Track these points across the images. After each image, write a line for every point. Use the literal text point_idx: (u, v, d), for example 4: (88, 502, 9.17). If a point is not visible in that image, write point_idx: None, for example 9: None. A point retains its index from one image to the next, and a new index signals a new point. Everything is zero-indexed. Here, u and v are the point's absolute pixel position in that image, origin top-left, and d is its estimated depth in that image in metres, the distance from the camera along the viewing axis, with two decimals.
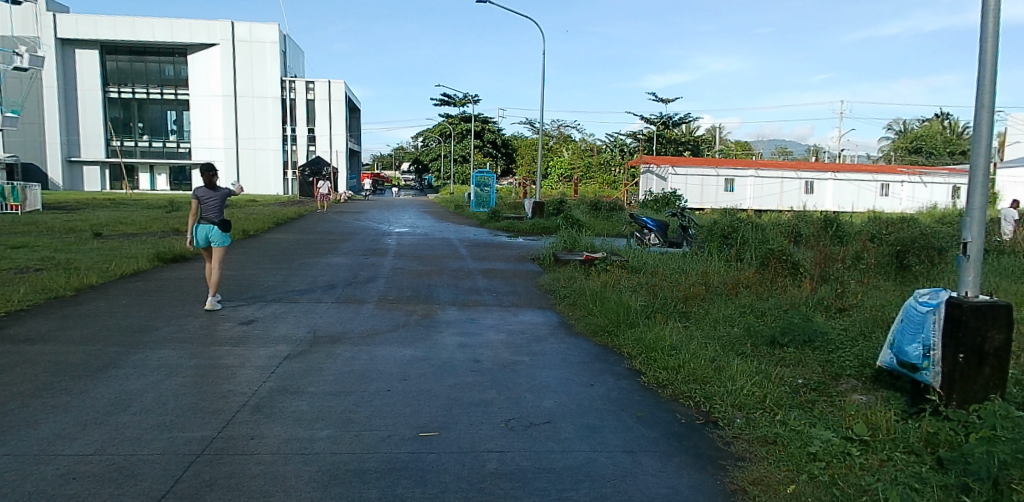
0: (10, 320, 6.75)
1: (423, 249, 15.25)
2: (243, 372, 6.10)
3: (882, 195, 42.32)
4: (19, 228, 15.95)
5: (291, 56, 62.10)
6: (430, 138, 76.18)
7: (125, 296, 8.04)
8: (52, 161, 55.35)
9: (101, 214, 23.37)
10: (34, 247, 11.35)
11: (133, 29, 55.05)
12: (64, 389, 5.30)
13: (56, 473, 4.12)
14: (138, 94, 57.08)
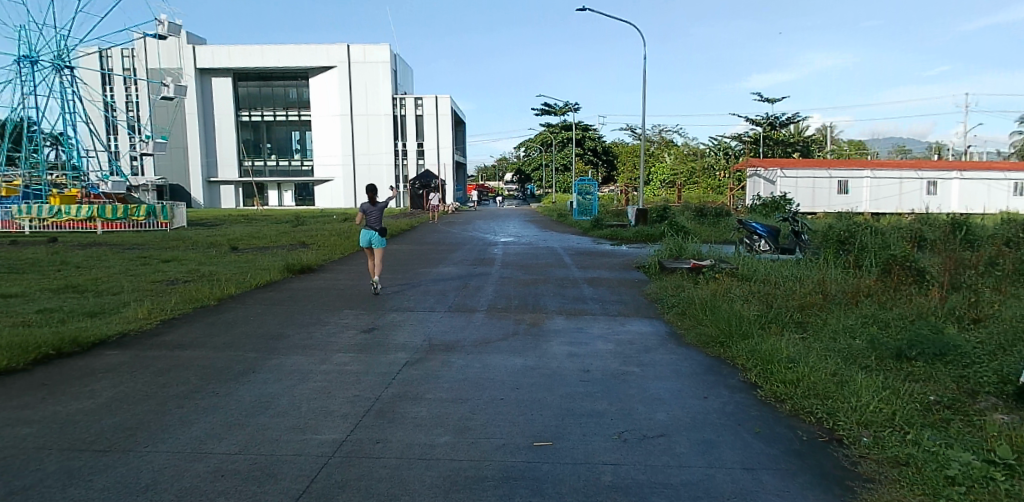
0: (164, 328, 7.41)
1: (529, 258, 15.44)
2: (366, 378, 6.39)
3: (1015, 194, 38.53)
4: (169, 243, 17.52)
5: (401, 73, 64.43)
6: (532, 148, 76.96)
7: (260, 305, 8.65)
8: (191, 181, 60.49)
9: (237, 229, 25.25)
10: (183, 259, 12.48)
11: (260, 56, 59.04)
12: (211, 391, 5.77)
13: (206, 470, 4.48)
14: (266, 117, 61.62)
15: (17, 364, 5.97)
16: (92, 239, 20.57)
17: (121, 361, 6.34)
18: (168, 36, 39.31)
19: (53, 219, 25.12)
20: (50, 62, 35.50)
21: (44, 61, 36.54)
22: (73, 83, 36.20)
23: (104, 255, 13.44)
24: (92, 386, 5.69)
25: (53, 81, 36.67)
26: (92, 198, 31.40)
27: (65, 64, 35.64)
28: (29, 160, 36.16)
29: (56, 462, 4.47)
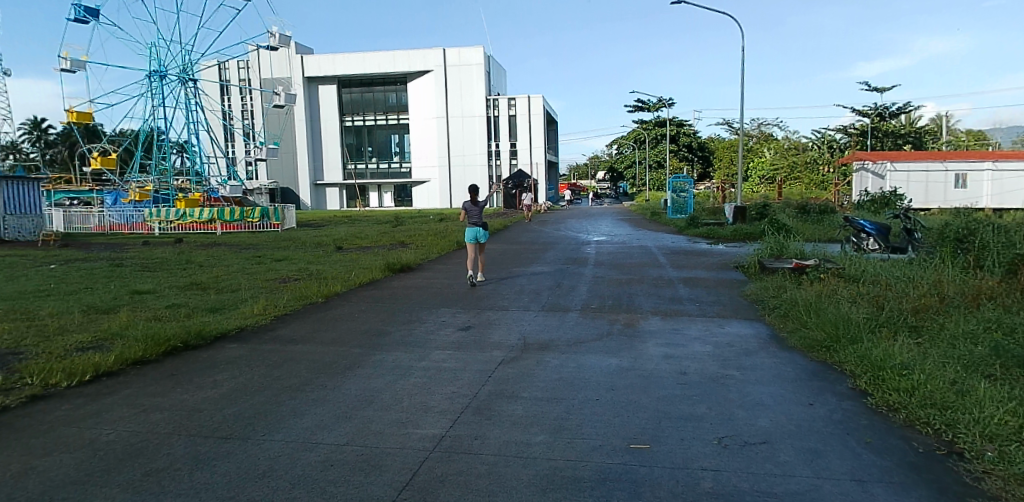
0: (277, 323, 7.88)
1: (622, 257, 15.26)
2: (464, 375, 6.53)
3: None
4: (281, 243, 18.59)
5: (495, 75, 65.39)
6: (624, 145, 76.02)
7: (363, 303, 9.02)
8: (298, 184, 63.81)
9: (341, 229, 26.43)
10: (294, 258, 13.23)
11: (362, 63, 61.61)
12: (321, 384, 6.08)
13: (317, 459, 4.73)
14: (367, 121, 64.02)
15: (151, 356, 6.54)
16: (214, 240, 22.15)
17: (240, 354, 6.78)
18: (279, 47, 41.62)
19: (179, 221, 27.17)
20: (176, 76, 38.47)
21: (171, 75, 39.67)
22: (196, 94, 39.06)
23: (223, 255, 14.45)
24: (215, 377, 6.14)
25: (179, 94, 39.70)
26: (213, 201, 33.79)
27: (189, 77, 38.52)
28: (158, 167, 39.35)
29: (186, 446, 4.85)
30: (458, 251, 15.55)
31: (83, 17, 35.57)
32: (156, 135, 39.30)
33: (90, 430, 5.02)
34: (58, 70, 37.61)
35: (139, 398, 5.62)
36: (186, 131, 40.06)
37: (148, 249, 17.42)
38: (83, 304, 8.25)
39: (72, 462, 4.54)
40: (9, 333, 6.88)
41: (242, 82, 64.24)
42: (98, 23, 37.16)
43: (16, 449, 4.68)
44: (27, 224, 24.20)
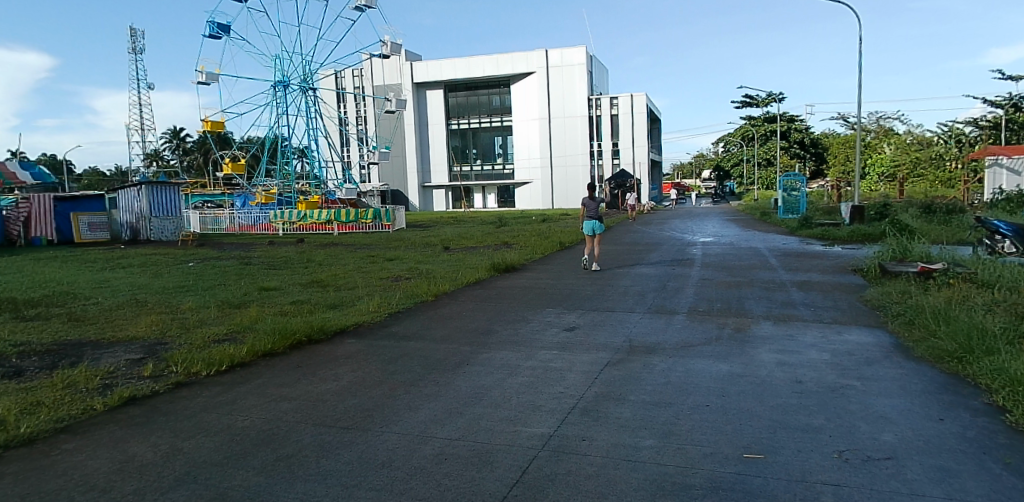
0: (391, 319, 8.22)
1: (730, 259, 14.73)
2: (571, 376, 6.52)
3: None
4: (392, 243, 19.32)
5: (597, 74, 64.96)
6: (731, 143, 73.57)
7: (471, 302, 9.22)
8: (407, 186, 66.04)
9: (450, 230, 27.11)
10: (403, 258, 13.71)
11: (467, 68, 62.95)
12: (432, 380, 6.28)
13: (432, 453, 4.88)
14: (472, 124, 65.26)
15: (279, 348, 6.98)
16: (332, 240, 23.38)
17: (357, 349, 7.11)
18: (391, 55, 43.19)
19: (299, 222, 28.79)
20: (297, 85, 40.83)
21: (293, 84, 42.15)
22: (315, 102, 41.27)
23: (339, 254, 15.24)
24: (336, 370, 6.48)
25: (300, 102, 42.11)
26: (331, 203, 35.60)
27: (309, 86, 40.77)
28: (282, 172, 41.83)
29: (311, 435, 5.14)
30: (562, 251, 15.57)
31: (217, 33, 38.45)
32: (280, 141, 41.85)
33: (228, 416, 5.43)
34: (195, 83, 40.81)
35: (268, 387, 6.02)
36: (306, 137, 42.42)
37: (276, 248, 18.63)
38: (219, 299, 8.94)
39: (211, 445, 4.93)
40: (156, 325, 7.57)
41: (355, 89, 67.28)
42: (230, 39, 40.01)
43: (165, 431, 5.13)
44: (169, 225, 26.44)
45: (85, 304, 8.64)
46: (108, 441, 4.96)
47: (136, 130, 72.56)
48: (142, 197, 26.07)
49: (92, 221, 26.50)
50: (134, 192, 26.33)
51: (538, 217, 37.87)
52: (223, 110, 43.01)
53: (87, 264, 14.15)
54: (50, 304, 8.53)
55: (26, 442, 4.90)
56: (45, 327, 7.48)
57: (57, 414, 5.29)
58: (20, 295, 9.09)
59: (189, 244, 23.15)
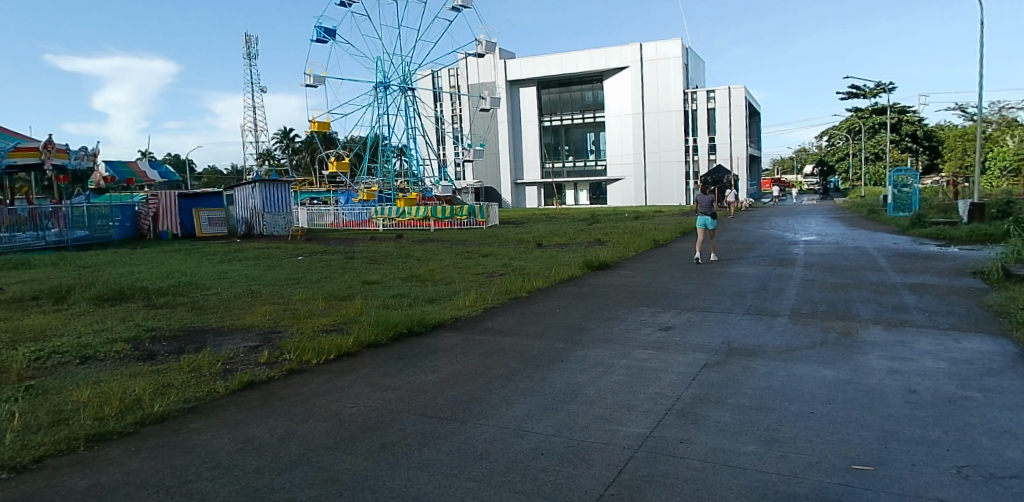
0: (486, 315, 8.36)
1: (836, 259, 14.02)
2: (667, 377, 6.41)
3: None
4: (486, 239, 19.60)
5: (693, 66, 63.29)
6: (836, 137, 69.87)
7: (564, 299, 9.25)
8: (500, 183, 66.78)
9: (545, 227, 27.20)
10: (497, 254, 13.93)
11: (561, 64, 62.96)
12: (528, 375, 6.35)
13: (528, 448, 4.94)
14: (565, 120, 65.13)
15: (382, 340, 7.27)
16: (430, 236, 24.01)
17: (455, 343, 7.28)
18: (486, 54, 43.76)
19: (398, 218, 29.77)
20: (397, 86, 42.16)
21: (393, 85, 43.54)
22: (414, 102, 42.47)
23: (436, 250, 15.65)
24: (435, 362, 6.68)
25: (400, 102, 43.50)
26: (428, 200, 36.56)
27: (408, 86, 42.00)
28: (382, 170, 43.31)
29: (413, 424, 5.33)
30: (657, 249, 15.29)
31: (324, 37, 40.27)
32: (381, 140, 43.36)
33: (335, 402, 5.72)
34: (303, 86, 42.89)
35: (373, 377, 6.28)
36: (405, 136, 43.73)
37: (379, 243, 19.33)
38: (325, 291, 9.39)
39: (321, 430, 5.21)
40: (270, 314, 8.05)
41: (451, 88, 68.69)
42: (335, 43, 41.77)
43: (279, 415, 5.47)
44: (280, 220, 28.07)
45: (206, 293, 9.31)
46: (229, 422, 5.34)
47: (249, 131, 77.19)
48: (257, 194, 27.93)
49: (212, 216, 28.60)
50: (248, 190, 28.24)
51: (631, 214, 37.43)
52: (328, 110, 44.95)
53: (209, 257, 15.21)
54: (177, 293, 9.25)
55: (159, 420, 5.36)
56: (174, 314, 8.11)
57: (185, 396, 5.75)
58: (151, 285, 9.89)
59: (299, 239, 24.40)
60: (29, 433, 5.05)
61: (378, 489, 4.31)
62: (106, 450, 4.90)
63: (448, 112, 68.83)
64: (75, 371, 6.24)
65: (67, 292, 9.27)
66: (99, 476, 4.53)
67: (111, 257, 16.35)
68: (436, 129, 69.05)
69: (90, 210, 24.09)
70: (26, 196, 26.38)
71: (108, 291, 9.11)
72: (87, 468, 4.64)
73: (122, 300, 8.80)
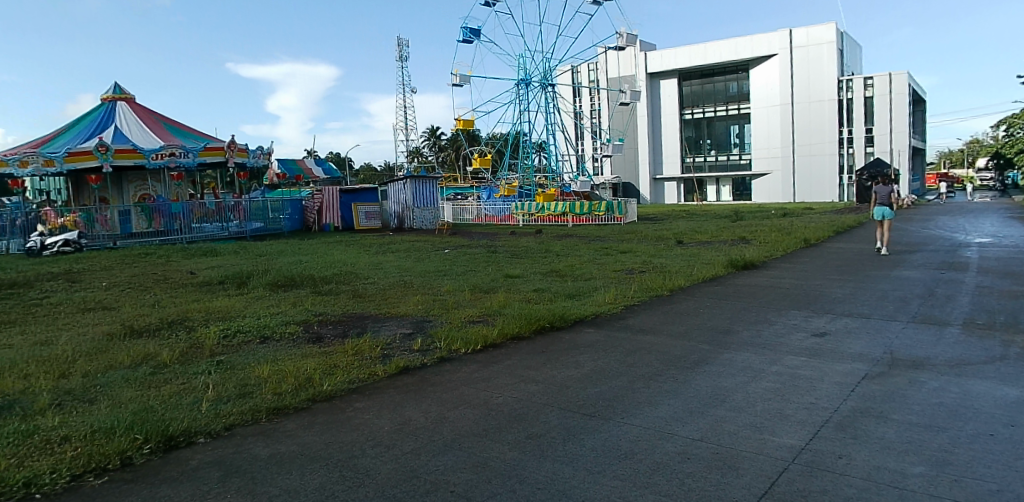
0: (628, 312, 8.32)
1: (1018, 264, 12.49)
2: (822, 386, 6.08)
3: None
4: (625, 235, 19.46)
5: (849, 52, 58.93)
6: (1017, 126, 62.26)
7: (709, 299, 8.99)
8: (639, 178, 65.61)
9: (687, 224, 26.45)
10: (636, 251, 13.80)
11: (704, 53, 60.57)
12: (671, 376, 6.27)
13: (675, 451, 4.87)
14: (707, 113, 62.71)
15: (525, 332, 7.47)
16: (571, 231, 24.14)
17: (597, 339, 7.32)
18: (626, 47, 43.09)
19: (538, 214, 30.45)
20: (538, 82, 42.70)
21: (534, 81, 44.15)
22: (554, 98, 42.79)
23: (576, 246, 15.74)
24: (577, 357, 6.76)
25: (540, 99, 44.04)
26: (566, 196, 36.79)
27: (549, 82, 42.39)
28: (522, 166, 44.04)
29: (558, 417, 5.45)
30: (808, 249, 14.40)
31: (469, 37, 41.53)
32: (521, 136, 44.15)
33: (484, 391, 5.96)
34: (450, 85, 44.52)
35: (518, 369, 6.48)
36: (545, 132, 44.16)
37: (522, 238, 19.74)
38: (471, 283, 9.77)
39: (470, 417, 5.46)
40: (422, 304, 8.50)
41: (590, 82, 68.47)
42: (479, 42, 42.95)
43: (433, 400, 5.80)
44: (428, 215, 29.62)
45: (365, 282, 10.00)
46: (388, 404, 5.74)
47: (398, 129, 81.28)
48: (407, 190, 29.44)
49: (369, 210, 30.18)
50: (400, 186, 29.83)
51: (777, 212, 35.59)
52: (473, 107, 46.31)
53: (367, 248, 16.27)
54: (339, 281, 10.01)
55: (327, 398, 5.87)
56: (338, 301, 8.79)
57: (349, 377, 6.26)
58: (316, 273, 10.77)
59: (445, 234, 25.36)
60: (221, 403, 5.73)
61: (525, 479, 4.45)
62: (285, 422, 5.45)
63: (587, 106, 68.60)
64: (256, 348, 6.97)
65: (247, 278, 10.32)
66: (279, 446, 5.05)
67: (284, 247, 17.87)
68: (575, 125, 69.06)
69: (265, 204, 26.52)
70: (212, 191, 29.61)
71: (281, 278, 10.04)
72: (268, 438, 5.18)
73: (293, 286, 9.66)
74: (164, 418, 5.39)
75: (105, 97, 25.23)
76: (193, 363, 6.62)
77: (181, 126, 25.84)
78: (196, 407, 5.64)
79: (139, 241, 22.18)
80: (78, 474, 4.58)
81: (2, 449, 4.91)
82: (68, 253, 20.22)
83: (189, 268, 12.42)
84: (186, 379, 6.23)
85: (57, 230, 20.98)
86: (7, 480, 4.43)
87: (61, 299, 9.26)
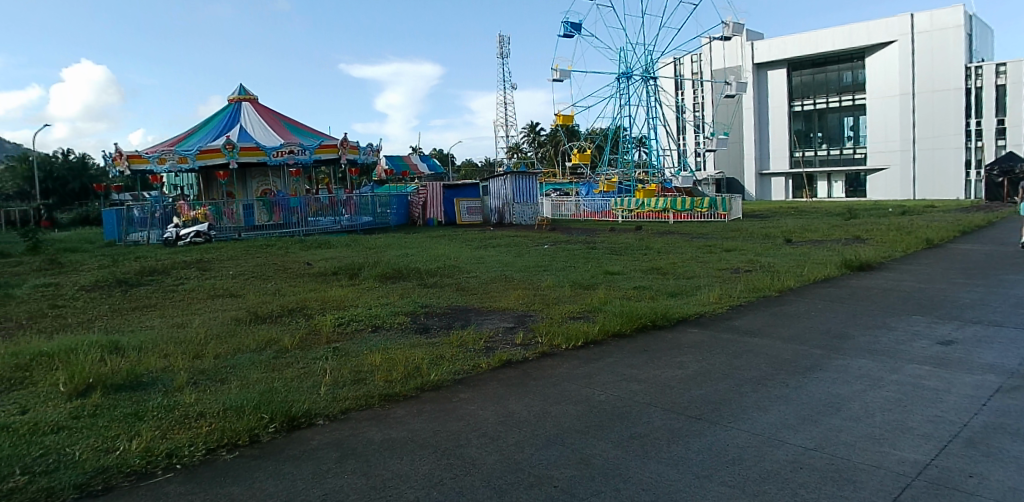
0: (734, 313, 8.10)
1: None
2: (949, 399, 5.69)
3: None
4: (729, 234, 18.84)
5: (979, 36, 54.44)
6: None
7: (821, 301, 8.59)
8: (744, 174, 63.09)
9: (798, 221, 25.19)
10: (741, 249, 13.36)
11: (815, 42, 57.86)
12: (783, 381, 6.06)
13: (787, 460, 4.69)
14: (819, 104, 59.30)
15: (626, 330, 7.43)
16: (673, 229, 23.61)
17: (701, 340, 7.18)
18: (733, 36, 41.61)
19: (637, 210, 29.98)
20: (640, 75, 42.00)
21: (635, 75, 43.44)
22: (656, 91, 41.95)
23: (678, 243, 15.41)
24: (681, 358, 6.66)
25: (642, 93, 43.30)
26: (667, 192, 35.97)
27: (650, 75, 41.57)
28: (622, 160, 43.46)
29: (662, 418, 5.39)
30: (933, 250, 13.39)
31: (570, 32, 41.40)
32: (622, 131, 43.58)
33: (586, 388, 6.00)
34: (550, 81, 44.56)
35: (620, 366, 6.46)
36: (646, 126, 43.42)
37: (624, 234, 19.51)
38: (571, 279, 9.81)
39: (573, 413, 5.50)
40: (523, 298, 8.63)
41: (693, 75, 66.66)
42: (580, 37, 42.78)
43: (535, 394, 5.89)
44: (528, 210, 29.50)
45: (468, 275, 10.27)
46: (492, 397, 5.89)
47: (499, 126, 82.25)
48: (508, 185, 29.90)
49: (471, 206, 30.83)
50: (501, 181, 30.28)
51: (897, 209, 33.18)
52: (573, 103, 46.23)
53: (470, 243, 16.62)
54: (443, 274, 10.33)
55: (434, 387, 6.09)
56: (441, 293, 9.08)
57: (455, 368, 6.47)
58: (422, 266, 11.13)
59: (544, 229, 25.41)
60: (339, 388, 6.07)
61: (630, 479, 4.43)
62: (397, 409, 5.71)
63: (690, 99, 66.80)
64: (370, 337, 7.34)
65: (358, 269, 10.82)
66: (391, 431, 5.28)
67: (390, 241, 18.51)
68: (677, 118, 67.40)
69: (372, 199, 27.63)
70: (326, 186, 31.10)
71: (389, 270, 10.47)
72: (381, 423, 5.43)
73: (400, 278, 10.05)
74: (287, 399, 5.76)
75: (233, 99, 27.09)
76: (312, 349, 7.04)
77: (299, 126, 27.34)
78: (316, 390, 6.01)
79: (261, 233, 23.76)
80: (213, 447, 4.98)
81: (148, 421, 5.41)
82: (200, 244, 21.92)
83: (306, 259, 13.15)
84: (306, 363, 6.64)
85: (189, 222, 22.79)
86: (155, 449, 4.90)
87: (195, 285, 10.05)
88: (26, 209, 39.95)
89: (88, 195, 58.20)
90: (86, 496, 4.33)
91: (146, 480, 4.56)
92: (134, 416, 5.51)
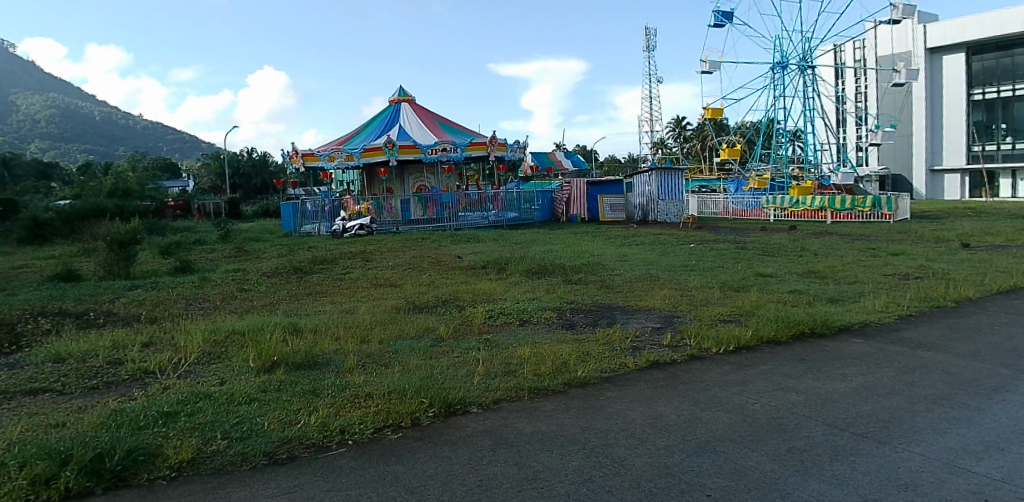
0: (903, 323, 7.54)
1: None
2: None
3: None
4: (898, 235, 17.42)
5: None
6: None
7: (1007, 314, 7.78)
8: (912, 170, 58.11)
9: (981, 224, 22.61)
10: (910, 253, 12.33)
11: (999, 21, 51.39)
12: (962, 402, 5.59)
13: (967, 489, 4.32)
14: (1003, 92, 52.55)
15: (782, 336, 7.16)
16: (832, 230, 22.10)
17: (867, 352, 6.76)
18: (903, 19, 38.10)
19: (792, 208, 28.58)
20: (796, 64, 39.64)
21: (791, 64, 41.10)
22: (814, 81, 39.40)
23: (839, 245, 14.52)
24: (844, 370, 6.31)
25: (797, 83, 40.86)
26: (825, 190, 33.66)
27: (808, 64, 39.09)
28: (775, 155, 41.38)
29: (823, 433, 5.17)
30: None
31: (721, 21, 39.84)
32: (775, 125, 41.36)
33: (739, 395, 5.86)
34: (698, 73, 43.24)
35: (775, 375, 6.25)
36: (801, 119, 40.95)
37: (778, 235, 18.63)
38: (720, 280, 9.57)
39: (726, 421, 5.41)
40: (670, 298, 8.55)
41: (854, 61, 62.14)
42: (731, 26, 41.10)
43: (686, 398, 5.85)
44: (672, 208, 29.12)
45: (612, 273, 10.32)
46: (641, 397, 5.92)
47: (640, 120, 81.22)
48: (652, 182, 29.58)
49: (614, 202, 30.62)
50: (645, 178, 29.97)
51: None
52: (722, 96, 44.54)
53: (617, 241, 16.63)
54: (588, 271, 10.46)
55: (582, 384, 6.20)
56: (587, 290, 9.19)
57: (602, 366, 6.55)
58: (566, 262, 11.32)
59: (691, 227, 24.72)
60: (491, 378, 6.37)
61: (788, 495, 4.29)
62: (545, 402, 5.89)
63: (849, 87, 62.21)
64: (518, 329, 7.62)
65: (505, 264, 11.20)
66: (540, 424, 5.47)
67: (536, 236, 18.88)
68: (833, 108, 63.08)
69: (518, 195, 28.30)
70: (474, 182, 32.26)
71: (535, 265, 10.73)
72: (531, 415, 5.64)
73: (546, 273, 10.29)
74: (443, 386, 6.13)
75: (393, 99, 28.73)
76: (465, 339, 7.42)
77: (452, 124, 28.55)
78: (469, 379, 6.33)
79: (417, 227, 25.04)
80: (379, 427, 5.41)
81: (324, 398, 5.97)
82: (361, 236, 23.71)
83: (457, 252, 13.76)
84: (460, 352, 7.01)
85: (354, 216, 24.70)
86: (330, 425, 5.40)
87: (359, 275, 10.87)
88: (217, 202, 44.90)
89: (268, 190, 64.68)
90: (274, 462, 4.87)
91: (322, 453, 5.03)
92: (312, 393, 6.09)
